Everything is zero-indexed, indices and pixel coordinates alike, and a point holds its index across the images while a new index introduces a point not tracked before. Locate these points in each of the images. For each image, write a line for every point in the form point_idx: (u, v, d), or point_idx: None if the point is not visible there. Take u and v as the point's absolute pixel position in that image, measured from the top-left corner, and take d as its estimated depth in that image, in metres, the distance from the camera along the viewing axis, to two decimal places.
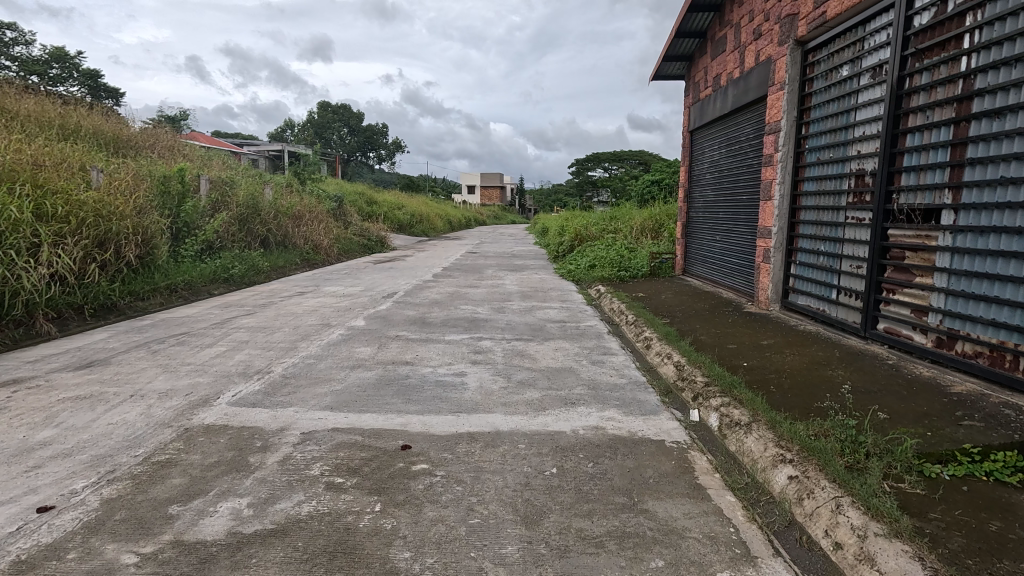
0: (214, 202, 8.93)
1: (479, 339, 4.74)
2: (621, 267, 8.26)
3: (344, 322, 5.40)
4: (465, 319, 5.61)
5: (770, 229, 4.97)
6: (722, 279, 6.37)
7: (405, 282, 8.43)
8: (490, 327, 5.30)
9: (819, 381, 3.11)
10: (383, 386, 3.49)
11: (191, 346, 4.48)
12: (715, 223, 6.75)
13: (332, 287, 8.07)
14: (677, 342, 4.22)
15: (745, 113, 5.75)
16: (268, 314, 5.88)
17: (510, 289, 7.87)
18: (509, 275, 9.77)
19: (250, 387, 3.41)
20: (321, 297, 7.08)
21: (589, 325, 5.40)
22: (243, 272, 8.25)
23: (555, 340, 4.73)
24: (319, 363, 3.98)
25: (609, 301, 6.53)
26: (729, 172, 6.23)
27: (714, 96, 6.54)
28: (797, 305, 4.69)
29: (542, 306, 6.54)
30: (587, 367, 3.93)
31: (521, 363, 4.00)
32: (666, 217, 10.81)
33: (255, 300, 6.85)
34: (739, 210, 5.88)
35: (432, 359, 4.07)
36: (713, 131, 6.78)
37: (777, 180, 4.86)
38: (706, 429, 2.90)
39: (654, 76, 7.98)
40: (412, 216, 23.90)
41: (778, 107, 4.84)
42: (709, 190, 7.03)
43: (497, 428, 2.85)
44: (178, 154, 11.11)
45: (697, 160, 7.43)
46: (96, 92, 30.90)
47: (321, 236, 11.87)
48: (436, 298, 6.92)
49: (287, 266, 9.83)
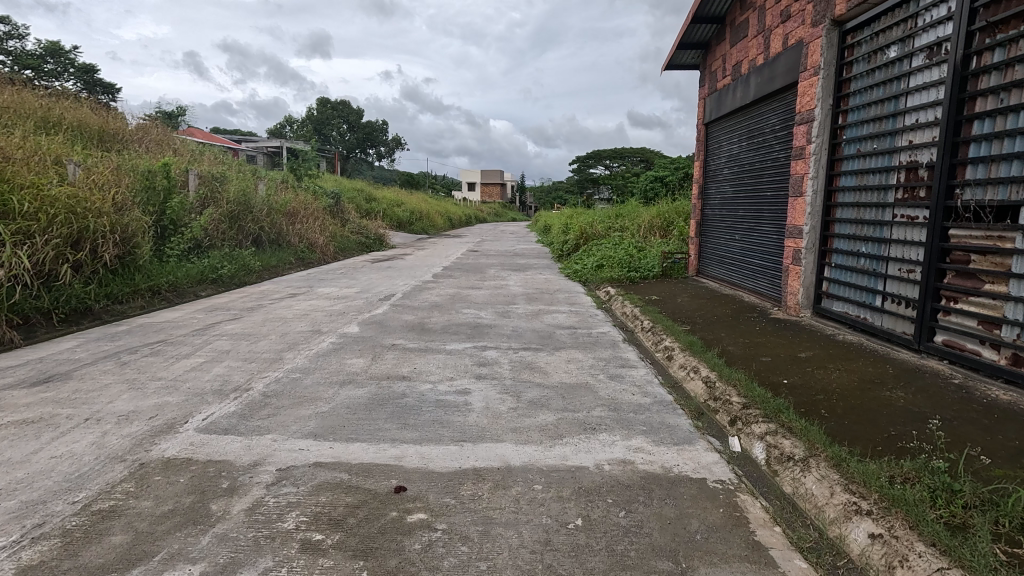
0: (204, 198, 8.49)
1: (483, 349, 4.32)
2: (631, 267, 7.84)
3: (336, 329, 4.97)
4: (466, 325, 5.18)
5: (801, 227, 4.55)
6: (742, 282, 5.96)
7: (403, 284, 7.99)
8: (494, 334, 4.87)
9: (879, 404, 2.70)
10: (376, 407, 3.07)
11: (166, 356, 4.05)
12: (733, 221, 6.34)
13: (326, 288, 7.64)
14: (704, 354, 3.80)
15: (771, 103, 5.33)
16: (255, 319, 5.44)
17: (514, 291, 7.44)
18: (513, 275, 9.34)
19: (225, 409, 2.99)
20: (314, 300, 6.65)
21: (603, 332, 4.98)
22: (232, 272, 7.82)
23: (566, 350, 4.31)
24: (306, 378, 3.55)
25: (622, 305, 6.12)
26: (751, 167, 5.81)
27: (734, 85, 6.12)
28: (833, 312, 4.27)
29: (549, 310, 6.12)
30: (605, 384, 3.52)
31: (532, 379, 3.58)
32: (675, 215, 10.38)
33: (243, 303, 6.42)
34: (763, 207, 5.45)
35: (432, 374, 3.65)
36: (732, 123, 6.36)
37: (810, 175, 4.44)
38: (752, 463, 2.49)
39: (667, 66, 7.55)
40: (411, 213, 23.45)
41: (811, 94, 4.41)
42: (726, 186, 6.61)
43: (508, 462, 2.43)
44: (168, 148, 10.65)
45: (713, 154, 7.00)
46: (91, 88, 30.40)
47: (317, 234, 11.43)
48: (436, 301, 6.48)
49: (280, 266, 9.40)
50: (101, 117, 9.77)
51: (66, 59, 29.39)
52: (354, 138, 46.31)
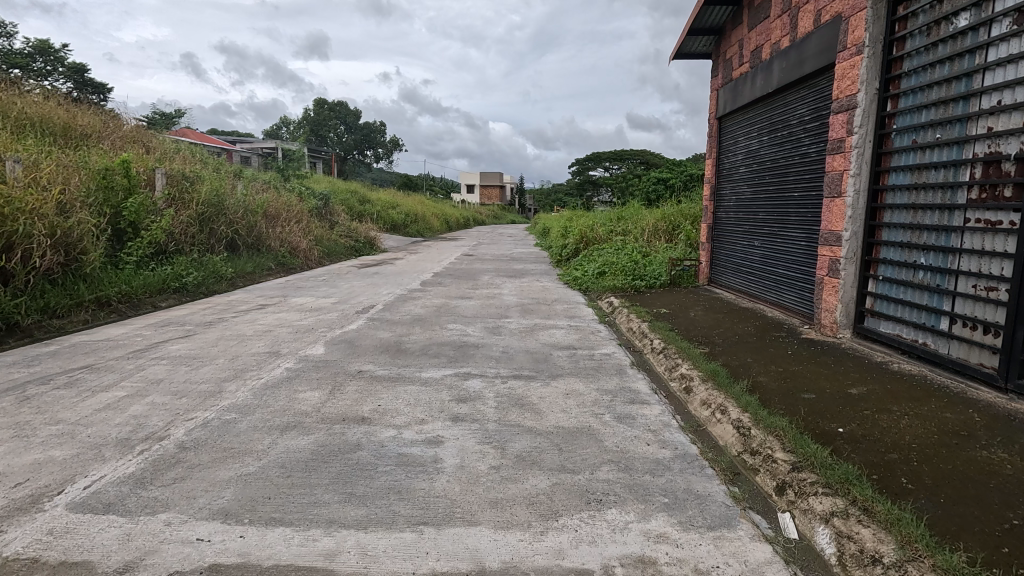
0: (173, 199, 7.81)
1: (466, 378, 3.62)
2: (635, 275, 7.18)
3: (298, 351, 4.27)
4: (450, 345, 4.48)
5: (840, 233, 3.89)
6: (764, 294, 5.30)
7: (387, 293, 7.30)
8: (480, 357, 4.17)
9: (979, 473, 2.04)
10: (319, 466, 2.38)
11: (81, 388, 3.36)
12: (751, 225, 5.68)
13: (302, 298, 6.96)
14: (732, 390, 3.13)
15: (799, 91, 4.67)
16: (209, 338, 4.73)
17: (507, 302, 6.74)
18: (508, 283, 8.66)
19: (121, 471, 2.29)
20: (283, 313, 5.94)
21: (608, 355, 4.29)
22: (199, 280, 7.14)
23: (565, 380, 3.62)
24: (242, 420, 2.86)
25: (627, 319, 5.44)
26: (773, 164, 5.15)
27: (753, 73, 5.46)
28: (881, 334, 3.60)
29: (546, 324, 5.44)
30: (612, 427, 2.84)
31: (521, 422, 2.89)
32: (681, 218, 9.70)
33: (202, 316, 5.71)
34: (789, 210, 4.80)
35: (399, 415, 2.95)
36: (750, 116, 5.70)
37: (851, 171, 3.78)
38: (818, 562, 1.81)
39: (675, 55, 6.91)
40: (406, 215, 22.73)
41: (852, 77, 3.76)
42: (743, 186, 5.94)
43: (482, 563, 1.75)
44: (139, 146, 9.94)
45: (727, 151, 6.35)
46: (83, 87, 29.72)
47: (300, 238, 10.73)
48: (419, 315, 5.77)
49: (256, 272, 8.71)
50: (66, 112, 9.07)
51: (56, 58, 28.80)
52: (351, 139, 45.60)
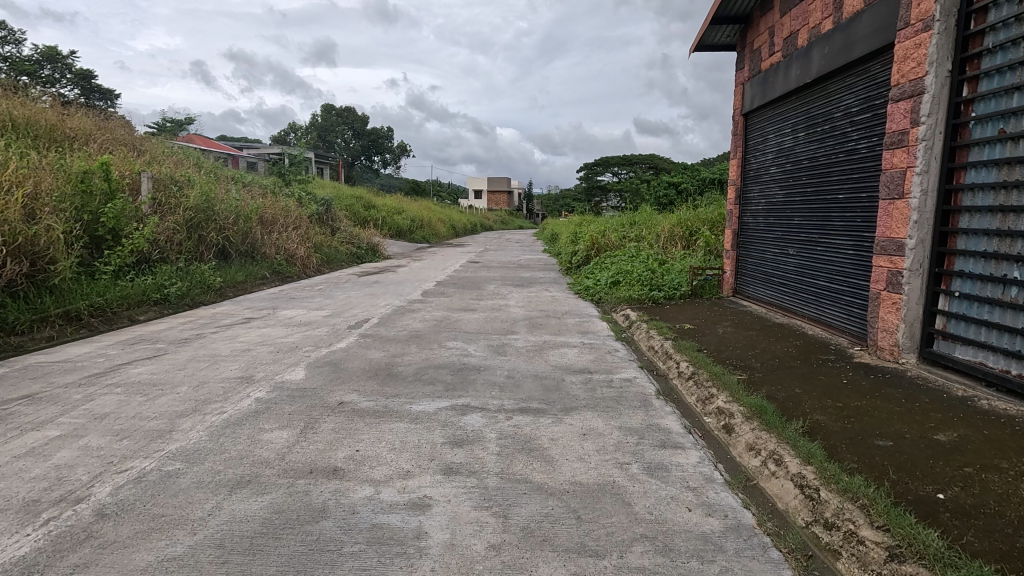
0: (159, 204, 7.35)
1: (463, 414, 3.06)
2: (653, 286, 6.62)
3: (274, 376, 3.73)
4: (447, 370, 3.93)
5: (902, 241, 3.32)
6: (801, 309, 4.73)
7: (384, 305, 6.77)
8: (481, 385, 3.61)
9: None
10: (267, 545, 1.84)
11: (9, 426, 2.83)
12: (784, 232, 5.12)
13: (292, 311, 6.44)
14: (786, 434, 2.56)
15: (845, 79, 4.13)
16: (179, 358, 4.20)
17: (514, 315, 6.19)
18: (515, 292, 8.11)
19: (8, 554, 1.76)
20: (268, 329, 5.41)
21: (629, 383, 3.71)
22: (183, 290, 6.65)
23: (580, 416, 3.05)
24: (186, 473, 2.32)
25: (648, 336, 4.88)
26: (812, 163, 4.60)
27: (787, 62, 4.92)
28: (957, 360, 3.04)
29: (557, 342, 4.88)
30: (643, 485, 2.28)
31: (530, 476, 2.34)
32: (699, 223, 9.12)
33: (180, 332, 5.20)
34: (833, 214, 4.24)
35: (379, 466, 2.41)
36: (782, 110, 5.15)
37: (917, 169, 3.21)
38: None
39: (696, 47, 6.38)
40: (412, 221, 22.26)
41: (918, 58, 3.20)
42: (773, 187, 5.38)
43: None
44: (130, 149, 9.48)
45: (754, 149, 5.79)
46: (90, 93, 29.51)
47: (297, 245, 10.24)
48: (416, 331, 5.23)
49: (248, 281, 8.21)
50: (53, 113, 8.65)
51: (65, 64, 28.69)
52: (357, 144, 45.32)
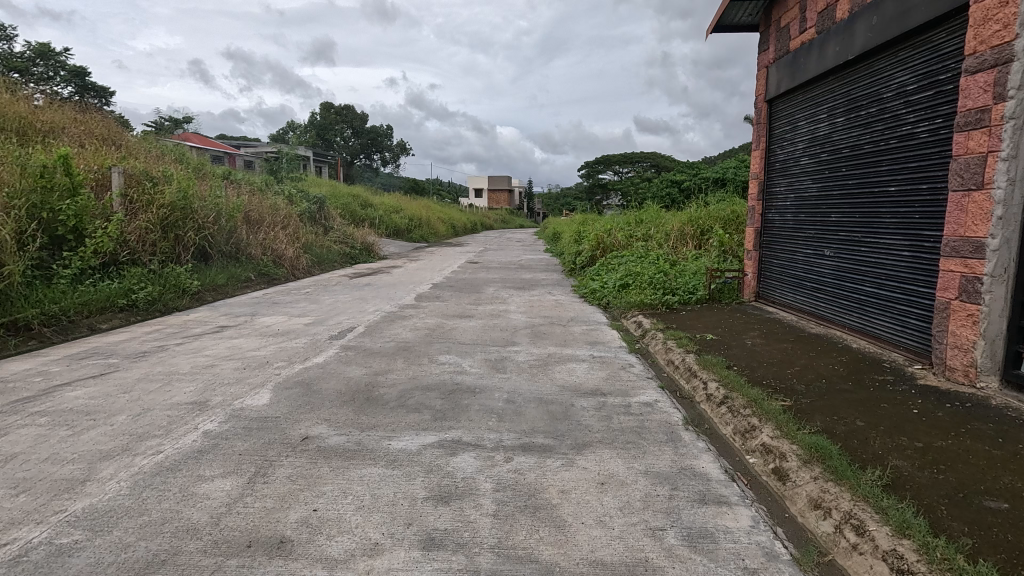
0: (131, 201, 6.79)
1: (453, 455, 2.49)
2: (666, 289, 6.08)
3: (232, 402, 3.16)
4: (437, 392, 3.36)
5: (982, 241, 2.76)
6: (841, 317, 4.18)
7: (374, 311, 6.20)
8: (476, 413, 3.04)
9: None
10: None
11: None
12: (818, 230, 4.56)
13: (272, 318, 5.87)
14: (864, 488, 2.00)
15: (896, 53, 3.59)
16: (129, 377, 3.63)
17: (515, 322, 5.64)
18: (515, 296, 7.55)
19: None
20: (241, 339, 4.85)
21: (650, 410, 3.15)
22: (154, 295, 6.09)
23: (595, 457, 2.50)
24: (84, 550, 1.76)
25: (667, 349, 4.31)
26: (854, 152, 4.06)
27: (822, 39, 4.36)
28: None
29: (564, 355, 4.32)
30: (687, 567, 1.72)
31: (535, 553, 1.78)
32: (711, 221, 8.55)
33: (141, 344, 4.63)
34: (884, 210, 3.70)
35: (340, 537, 1.85)
36: (816, 94, 4.59)
37: (1004, 154, 2.65)
38: None
39: (713, 28, 5.81)
40: (410, 220, 21.70)
41: (1006, 18, 2.63)
42: (804, 181, 4.81)
43: None
44: (107, 144, 8.92)
45: (781, 138, 5.22)
46: (85, 91, 28.95)
47: (285, 245, 9.68)
48: (405, 342, 4.67)
49: (230, 284, 7.65)
50: (23, 105, 8.09)
51: (57, 61, 28.07)
52: (356, 143, 44.79)
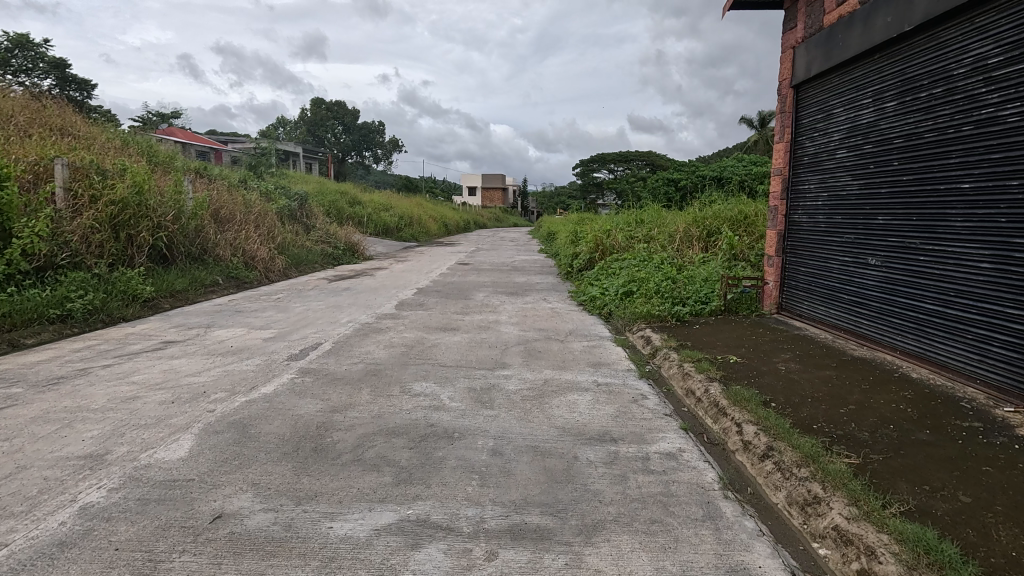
0: (74, 196, 6.05)
1: (414, 549, 1.81)
2: (676, 299, 5.40)
3: (138, 456, 2.45)
4: (404, 441, 2.66)
5: None
6: (890, 338, 3.55)
7: (347, 323, 5.49)
8: (452, 473, 2.34)
9: None
10: None
11: None
12: (859, 234, 3.91)
13: (230, 331, 5.14)
14: None
15: (972, 20, 2.97)
16: (20, 417, 2.89)
17: (506, 336, 4.96)
18: (508, 303, 6.86)
19: None
20: (184, 359, 4.11)
21: (675, 466, 2.47)
22: (94, 303, 5.34)
23: (612, 551, 1.81)
24: None
25: (685, 375, 3.64)
26: (909, 142, 3.41)
27: (869, 10, 3.70)
28: None
29: (562, 382, 3.64)
30: None
31: None
32: (718, 222, 7.89)
33: (61, 367, 3.88)
34: (954, 211, 3.07)
35: None
36: (857, 74, 3.94)
37: None
38: None
39: (730, 5, 5.15)
40: (401, 218, 20.97)
41: None
42: (840, 177, 4.16)
43: None
44: (59, 134, 8.12)
45: (812, 129, 4.57)
46: (67, 83, 27.90)
47: (258, 246, 8.92)
48: (375, 364, 3.97)
49: (191, 289, 6.91)
50: None
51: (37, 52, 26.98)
52: (347, 140, 43.94)
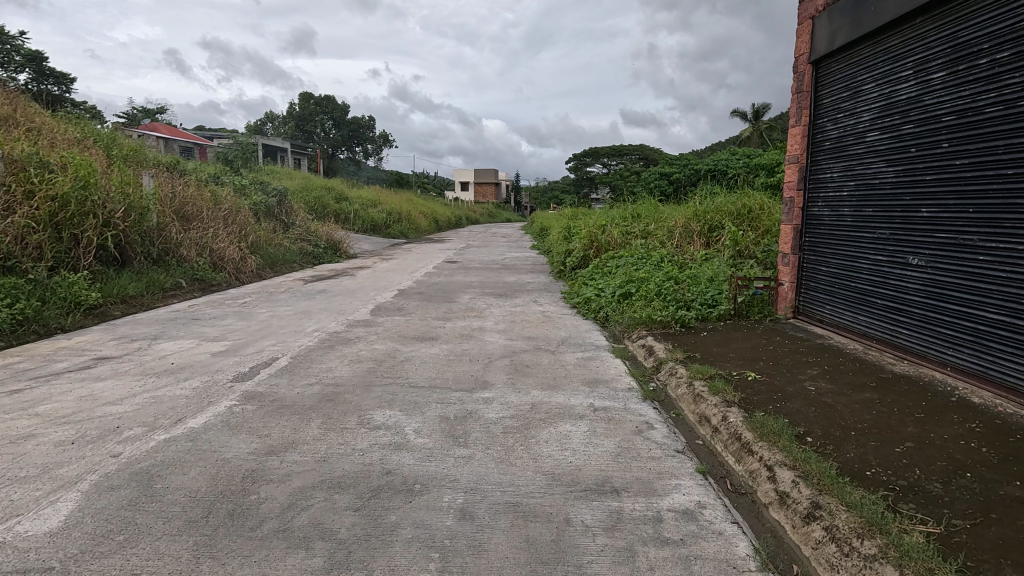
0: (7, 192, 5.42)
1: None
2: (680, 301, 4.83)
3: None
4: (349, 498, 2.09)
5: None
6: (940, 352, 3.00)
7: (313, 333, 4.89)
8: (404, 551, 1.77)
9: None
10: None
11: None
12: (897, 228, 3.35)
13: (177, 344, 4.53)
14: None
15: None
16: None
17: (490, 346, 4.39)
18: (495, 306, 6.27)
19: None
20: (110, 382, 3.51)
21: (696, 530, 1.92)
22: (24, 313, 4.71)
23: None
24: None
25: (697, 398, 3.07)
26: (963, 119, 2.86)
27: None
28: None
29: (552, 407, 3.06)
30: None
31: None
32: (721, 215, 7.33)
33: None
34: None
35: None
36: (894, 42, 3.38)
37: None
38: None
39: None
40: (390, 214, 20.31)
41: None
42: (872, 162, 3.59)
43: None
44: (5, 125, 7.44)
45: (835, 108, 4.00)
46: (43, 77, 26.95)
47: (227, 244, 8.29)
48: (334, 386, 3.39)
49: (147, 294, 6.29)
50: None
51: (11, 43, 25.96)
52: (336, 134, 43.08)
